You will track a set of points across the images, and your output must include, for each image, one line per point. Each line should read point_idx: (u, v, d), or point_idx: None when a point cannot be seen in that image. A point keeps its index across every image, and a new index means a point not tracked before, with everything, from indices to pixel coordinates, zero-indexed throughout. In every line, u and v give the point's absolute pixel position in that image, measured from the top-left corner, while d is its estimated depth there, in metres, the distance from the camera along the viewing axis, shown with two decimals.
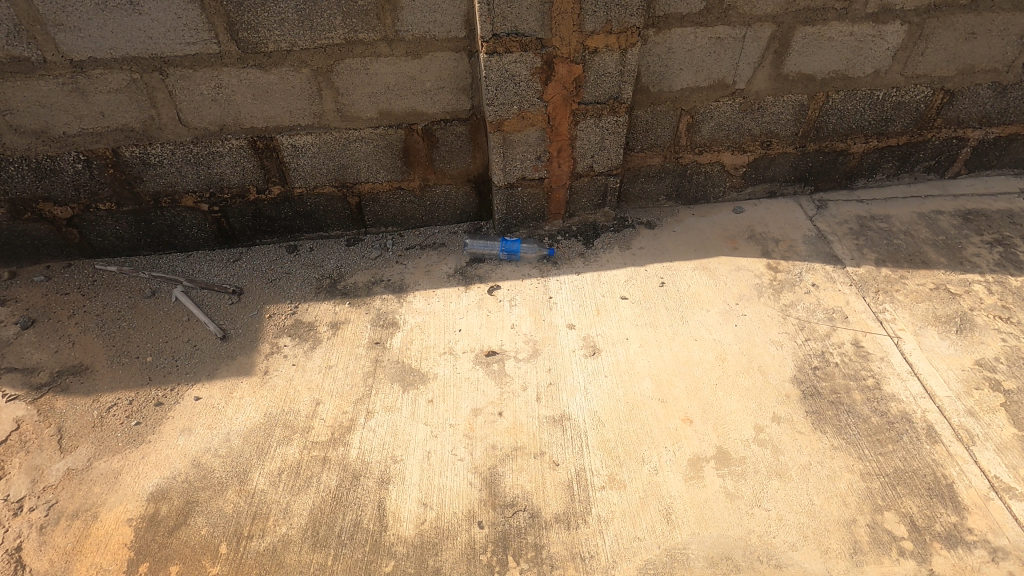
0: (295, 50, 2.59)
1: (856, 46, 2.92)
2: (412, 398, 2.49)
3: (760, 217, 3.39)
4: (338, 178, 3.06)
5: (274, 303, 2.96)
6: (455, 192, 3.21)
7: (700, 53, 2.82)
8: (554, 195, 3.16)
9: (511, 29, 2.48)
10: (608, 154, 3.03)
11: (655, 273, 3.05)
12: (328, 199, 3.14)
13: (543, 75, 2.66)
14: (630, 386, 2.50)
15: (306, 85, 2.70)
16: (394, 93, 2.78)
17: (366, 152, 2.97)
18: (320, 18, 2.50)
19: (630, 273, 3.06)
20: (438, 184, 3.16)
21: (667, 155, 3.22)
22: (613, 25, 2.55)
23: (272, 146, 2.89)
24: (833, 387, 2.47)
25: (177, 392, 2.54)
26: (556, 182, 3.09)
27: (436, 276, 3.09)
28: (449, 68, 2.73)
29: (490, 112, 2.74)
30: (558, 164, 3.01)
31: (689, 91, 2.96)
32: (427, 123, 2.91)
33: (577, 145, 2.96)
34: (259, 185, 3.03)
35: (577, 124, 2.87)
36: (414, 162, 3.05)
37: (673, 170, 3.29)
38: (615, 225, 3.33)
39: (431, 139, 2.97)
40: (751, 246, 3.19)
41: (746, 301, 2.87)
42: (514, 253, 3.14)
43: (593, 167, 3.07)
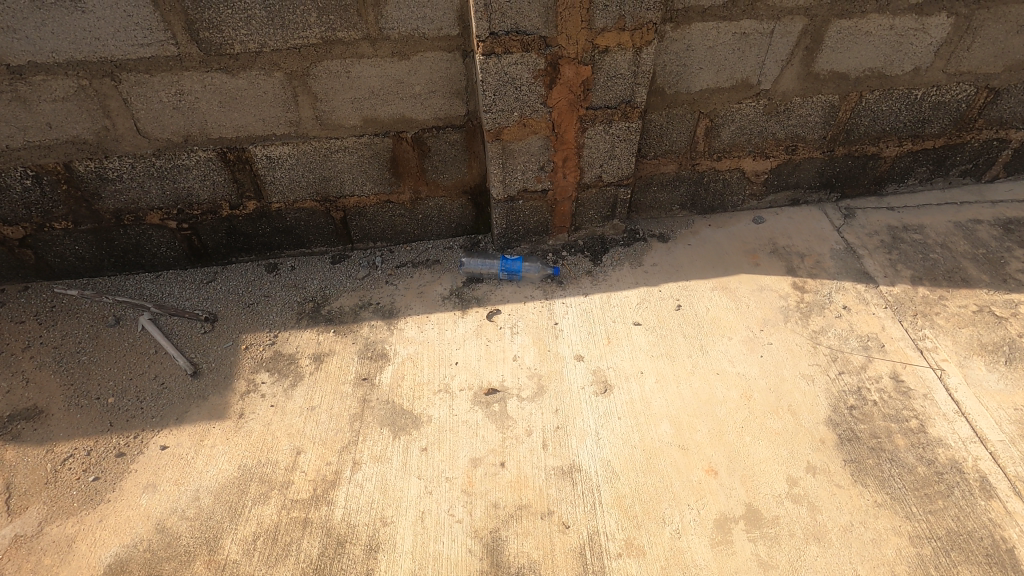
0: (264, 51, 2.27)
1: (896, 42, 2.61)
2: (403, 445, 2.23)
3: (782, 227, 3.11)
4: (320, 191, 2.76)
5: (252, 331, 2.69)
6: (450, 205, 2.92)
7: (723, 50, 2.51)
8: (559, 208, 2.86)
9: (511, 26, 2.17)
10: (619, 163, 2.73)
11: (670, 294, 2.78)
12: (309, 214, 2.85)
13: (547, 78, 2.35)
14: (647, 430, 2.25)
15: (279, 91, 2.39)
16: (379, 98, 2.47)
17: (350, 163, 2.67)
18: (291, 15, 2.18)
19: (643, 294, 2.79)
20: (431, 196, 2.87)
21: (682, 161, 2.92)
22: (626, 21, 2.24)
23: (244, 158, 2.58)
24: (872, 430, 2.22)
25: (141, 440, 2.27)
26: (561, 194, 2.80)
27: (429, 299, 2.81)
28: (442, 69, 2.42)
29: (488, 119, 2.43)
30: (563, 174, 2.72)
31: (709, 93, 2.66)
32: (417, 131, 2.60)
33: (585, 154, 2.66)
34: (233, 200, 2.73)
35: (585, 131, 2.57)
36: (404, 173, 2.75)
37: (689, 177, 2.99)
38: (625, 238, 3.05)
39: (422, 148, 2.66)
40: (774, 262, 2.92)
41: (772, 327, 2.60)
42: (516, 272, 2.85)
43: (601, 177, 2.77)
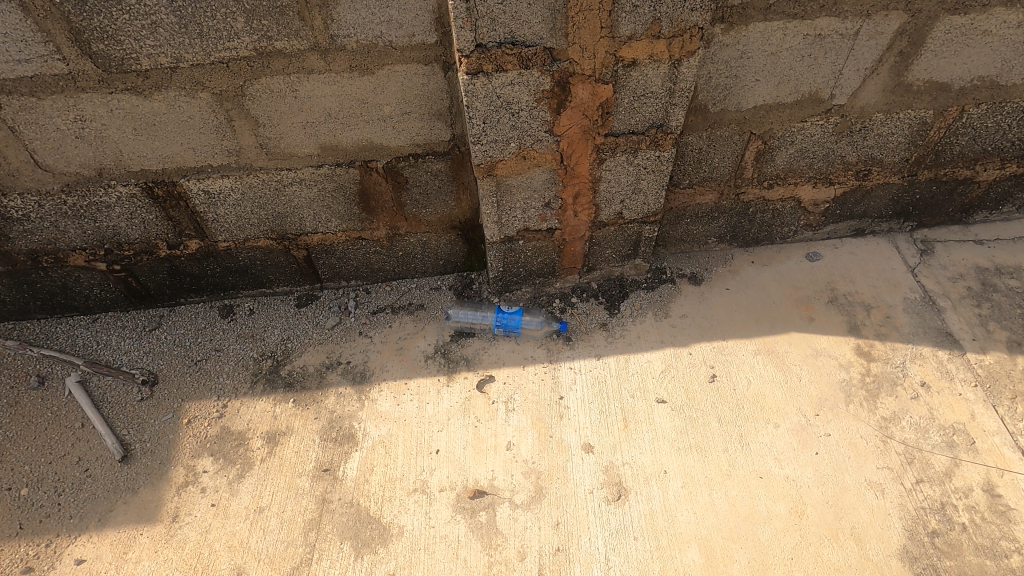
0: (182, 66, 1.73)
1: (1020, 43, 1.97)
2: (366, 569, 1.82)
3: (844, 267, 2.53)
4: (275, 228, 2.26)
5: (197, 399, 2.25)
6: (435, 241, 2.40)
7: (789, 58, 1.90)
8: (568, 249, 2.33)
9: (505, 36, 1.60)
10: (644, 198, 2.17)
11: (702, 358, 2.27)
12: (265, 252, 2.36)
13: (554, 101, 1.78)
14: (670, 559, 1.79)
15: (209, 115, 1.86)
16: (339, 122, 1.93)
17: (308, 197, 2.15)
18: (210, 20, 1.63)
19: (668, 359, 2.28)
20: (412, 232, 2.35)
21: (724, 190, 2.34)
22: (662, 26, 1.65)
23: (176, 193, 2.08)
24: (960, 570, 1.74)
25: (54, 550, 1.89)
26: (571, 233, 2.26)
27: (409, 358, 2.34)
28: (417, 86, 1.86)
29: (477, 152, 1.88)
30: (573, 212, 2.17)
31: (765, 110, 2.06)
32: (390, 160, 2.06)
33: (601, 188, 2.10)
34: (170, 239, 2.25)
35: (603, 163, 2.01)
36: (377, 207, 2.22)
37: (730, 208, 2.42)
38: (648, 279, 2.52)
39: (397, 179, 2.13)
40: (833, 316, 2.37)
41: (830, 411, 2.09)
42: (515, 327, 2.37)
43: (622, 214, 2.22)
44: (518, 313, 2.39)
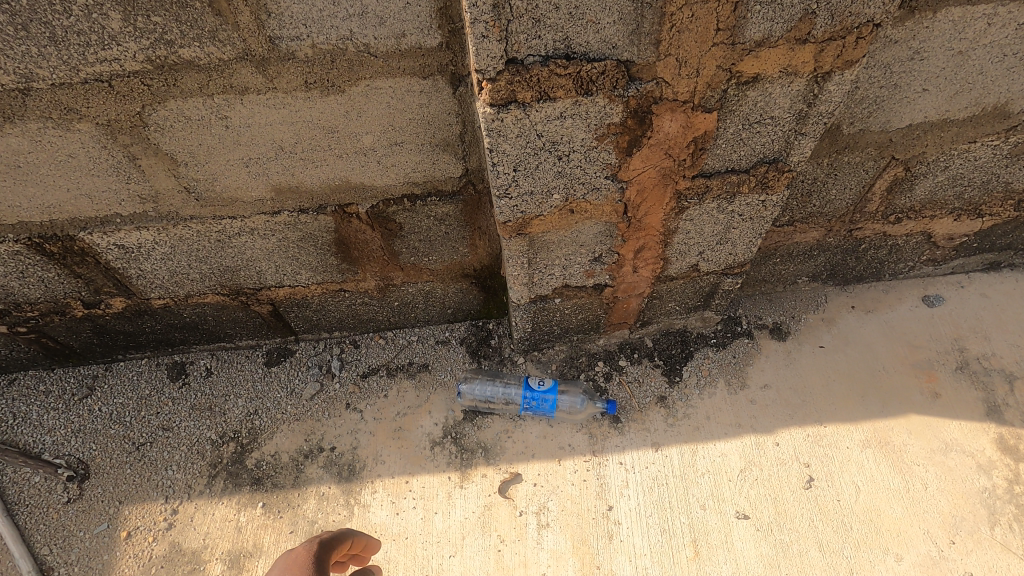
0: (37, 87, 1.09)
1: None
2: None
3: (974, 315, 1.94)
4: (226, 283, 1.67)
5: (139, 501, 1.75)
6: (442, 290, 1.82)
7: (983, 58, 1.25)
8: (619, 305, 1.75)
9: (559, 47, 0.98)
10: (731, 247, 1.57)
11: (794, 452, 1.73)
12: (219, 308, 1.79)
13: (625, 138, 1.16)
14: None
15: (99, 152, 1.24)
16: (299, 157, 1.32)
17: (266, 248, 1.55)
18: (62, 16, 0.98)
19: (749, 451, 1.74)
20: (411, 282, 1.77)
21: (832, 226, 1.73)
22: (815, 23, 1.00)
23: (79, 248, 1.48)
24: None
25: None
26: (626, 290, 1.67)
27: (410, 444, 1.81)
28: (410, 108, 1.24)
29: (503, 206, 1.27)
30: (632, 268, 1.58)
31: (923, 129, 1.41)
32: (376, 203, 1.45)
33: (675, 239, 1.49)
34: (86, 298, 1.67)
35: (682, 212, 1.40)
36: (363, 257, 1.63)
37: (836, 246, 1.81)
38: (718, 332, 1.94)
39: (388, 226, 1.53)
40: (963, 390, 1.80)
41: (968, 539, 1.57)
42: (551, 410, 1.81)
43: (697, 265, 1.62)
44: (552, 391, 1.81)
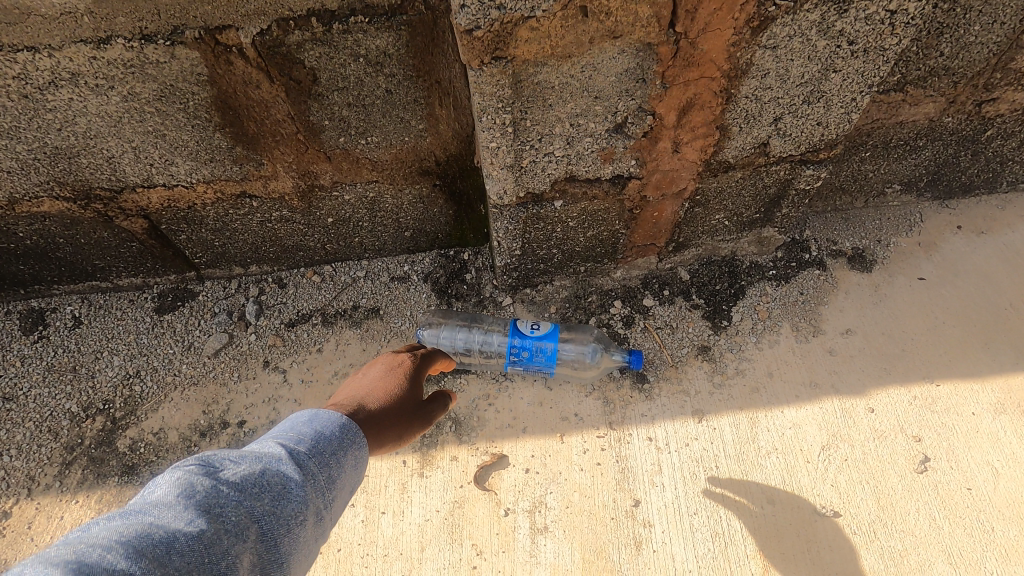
0: None
1: None
2: None
3: None
4: (65, 181, 1.12)
5: None
6: (394, 199, 1.28)
7: None
8: (647, 215, 1.21)
9: None
10: (822, 112, 1.03)
11: (897, 422, 1.22)
12: (68, 225, 1.23)
13: None
14: None
15: None
16: None
17: (107, 116, 1.00)
18: None
19: (831, 422, 1.23)
20: (347, 184, 1.21)
21: (958, 95, 1.19)
22: None
23: None
24: None
25: None
26: (660, 188, 1.13)
27: None
28: None
29: None
30: (672, 145, 1.04)
31: None
32: (268, 26, 0.89)
33: (743, 88, 0.96)
34: None
35: (764, 28, 0.86)
36: (266, 136, 1.08)
37: (954, 131, 1.27)
38: (778, 261, 1.41)
39: (295, 76, 0.98)
40: None
41: None
42: (552, 364, 1.24)
43: (768, 144, 1.08)
44: (552, 338, 1.23)
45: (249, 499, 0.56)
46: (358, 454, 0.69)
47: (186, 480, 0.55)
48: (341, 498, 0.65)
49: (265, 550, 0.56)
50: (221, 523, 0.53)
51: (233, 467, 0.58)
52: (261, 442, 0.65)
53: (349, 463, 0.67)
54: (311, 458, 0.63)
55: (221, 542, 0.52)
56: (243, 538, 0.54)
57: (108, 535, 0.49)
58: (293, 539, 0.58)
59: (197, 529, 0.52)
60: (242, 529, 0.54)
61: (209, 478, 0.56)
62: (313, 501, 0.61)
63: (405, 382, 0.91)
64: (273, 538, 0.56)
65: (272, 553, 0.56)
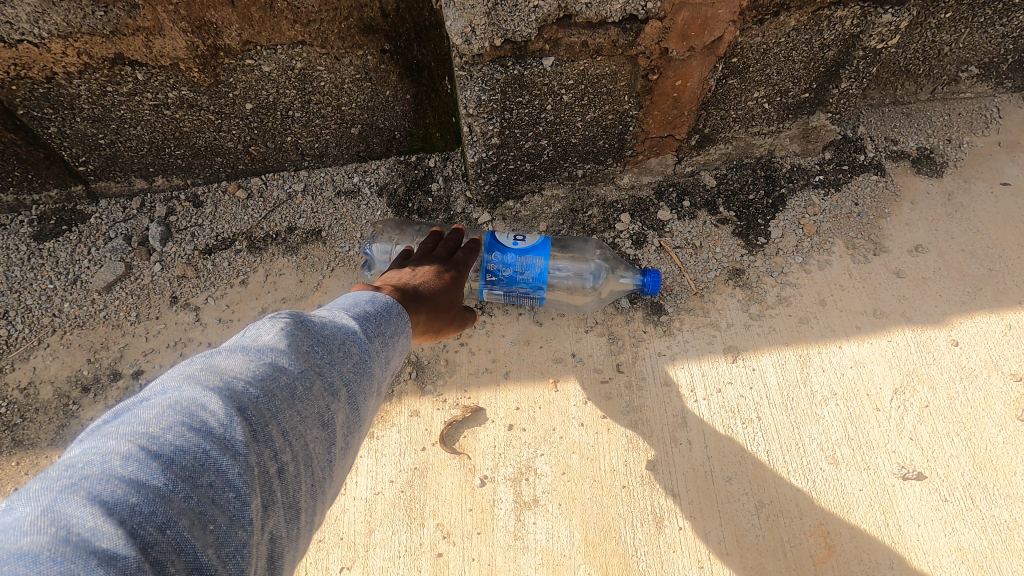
0: None
1: None
2: None
3: None
4: None
5: None
6: (330, 74, 0.96)
7: None
8: (667, 85, 0.91)
9: None
10: None
11: (990, 359, 0.94)
12: None
13: None
14: None
15: None
16: None
17: None
18: None
19: (906, 359, 0.94)
20: (262, 46, 0.90)
21: None
22: None
23: None
24: None
25: None
26: (689, 37, 0.82)
27: None
28: None
29: None
30: None
31: None
32: None
33: None
34: None
35: None
36: None
37: None
38: (827, 163, 1.11)
39: None
40: None
41: None
42: (540, 288, 0.92)
43: None
44: (539, 254, 0.90)
45: (338, 360, 0.49)
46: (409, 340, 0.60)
47: (280, 333, 0.48)
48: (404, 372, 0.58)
49: (353, 413, 0.50)
50: (320, 380, 0.47)
51: (319, 326, 0.51)
52: (334, 306, 0.57)
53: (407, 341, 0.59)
54: (379, 326, 0.55)
55: (321, 394, 0.47)
56: (336, 399, 0.48)
57: (219, 374, 0.44)
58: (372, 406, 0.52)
59: (300, 379, 0.46)
60: (336, 388, 0.48)
61: (303, 335, 0.49)
62: (386, 373, 0.55)
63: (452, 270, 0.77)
64: (360, 402, 0.50)
65: (360, 415, 0.51)
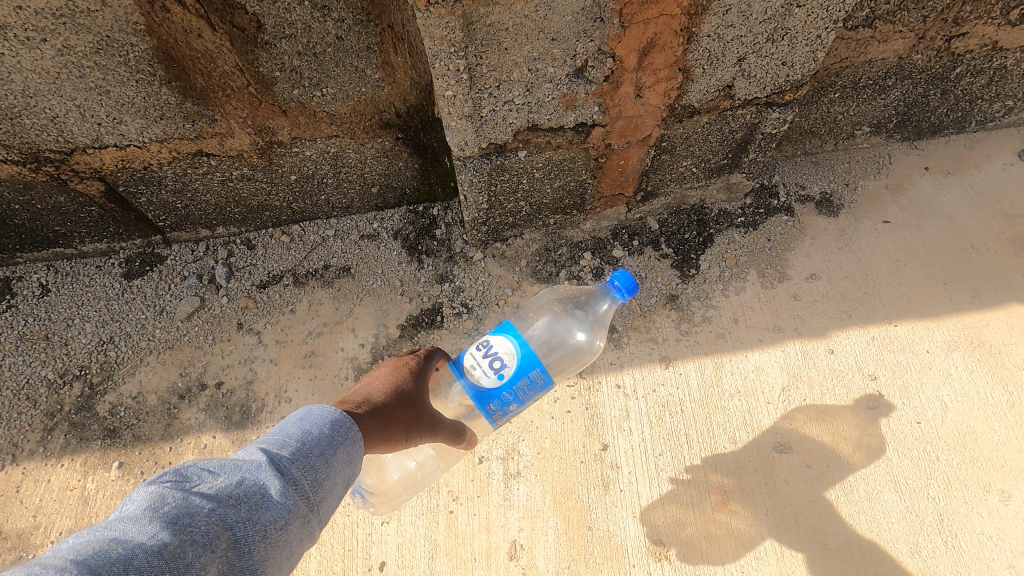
0: None
1: None
2: None
3: None
4: (10, 143, 1.08)
5: None
6: (355, 154, 1.25)
7: None
8: (614, 164, 1.20)
9: None
10: (787, 49, 1.00)
11: (855, 362, 1.26)
12: (20, 189, 1.20)
13: None
14: None
15: None
16: None
17: (41, 71, 0.95)
18: None
19: (794, 364, 1.26)
20: (306, 139, 1.18)
21: (930, 29, 1.15)
22: None
23: None
24: None
25: None
26: (625, 135, 1.11)
27: (326, 374, 1.30)
28: None
29: None
30: (635, 90, 1.01)
31: None
32: None
33: (703, 28, 0.92)
34: None
35: None
36: (213, 89, 1.03)
37: (923, 68, 1.25)
38: (748, 208, 1.41)
39: (238, 21, 0.93)
40: None
41: None
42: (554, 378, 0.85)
43: (733, 87, 1.06)
44: (530, 364, 0.82)
45: (224, 506, 0.55)
46: (344, 463, 0.65)
47: (155, 492, 0.53)
48: (329, 497, 0.63)
49: (236, 557, 0.53)
50: (188, 534, 0.51)
51: (206, 478, 0.57)
52: (245, 453, 0.62)
53: (338, 463, 0.64)
54: (294, 463, 0.61)
55: (183, 553, 0.50)
56: (211, 550, 0.52)
57: (72, 552, 0.46)
58: (272, 545, 0.56)
59: (159, 542, 0.49)
60: (212, 538, 0.52)
61: (181, 491, 0.54)
62: (293, 512, 0.59)
63: (411, 383, 0.83)
64: (248, 545, 0.54)
65: (243, 564, 0.54)
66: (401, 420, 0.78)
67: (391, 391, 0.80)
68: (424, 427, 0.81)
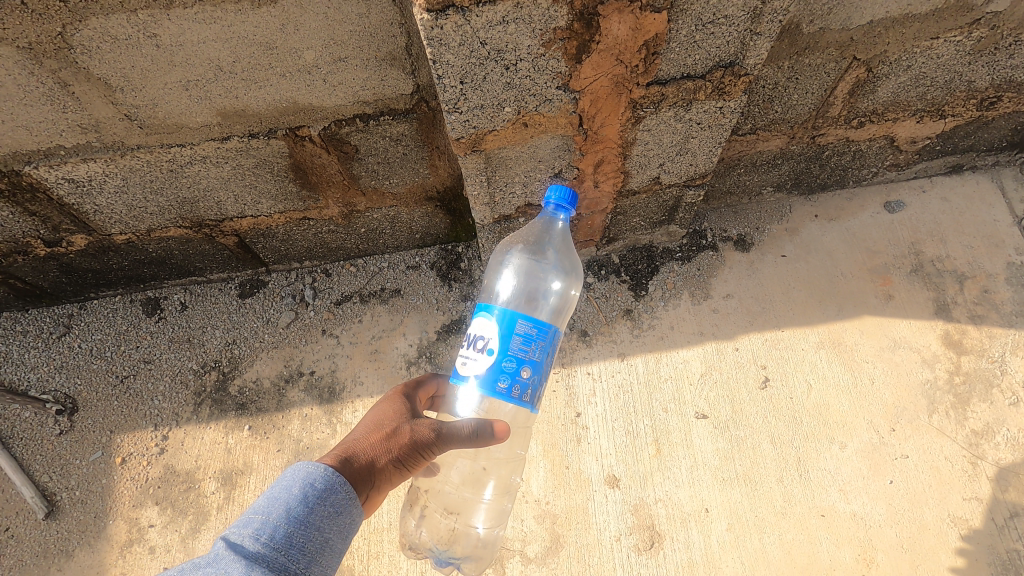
0: None
1: None
2: None
3: (932, 219, 1.97)
4: (187, 215, 1.66)
5: (130, 431, 1.84)
6: (407, 215, 1.82)
7: None
8: (584, 223, 1.76)
9: None
10: (692, 157, 1.55)
11: (752, 356, 1.82)
12: (183, 242, 1.78)
13: (573, 44, 1.10)
14: None
15: (28, 83, 1.18)
16: (240, 77, 1.25)
17: (220, 178, 1.52)
18: None
19: (709, 357, 1.83)
20: (376, 208, 1.76)
21: (797, 133, 1.70)
22: None
23: (27, 185, 1.44)
24: None
25: None
26: (590, 207, 1.67)
27: (386, 365, 1.88)
28: (350, 19, 1.16)
29: (454, 123, 1.24)
30: (594, 184, 1.56)
31: (885, 25, 1.37)
32: (328, 124, 1.40)
33: (634, 151, 1.47)
34: (46, 236, 1.65)
35: (639, 121, 1.36)
36: (321, 182, 1.60)
37: (799, 154, 1.81)
38: (683, 245, 1.98)
39: (343, 149, 1.49)
40: (918, 292, 1.87)
41: (908, 426, 1.71)
42: (536, 329, 1.12)
43: (660, 179, 1.61)
44: (513, 319, 1.12)
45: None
46: (320, 513, 0.97)
47: None
48: (302, 544, 0.91)
49: None
50: None
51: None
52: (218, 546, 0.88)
53: (308, 519, 0.94)
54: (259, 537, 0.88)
55: None
56: None
57: None
58: None
59: None
60: None
61: None
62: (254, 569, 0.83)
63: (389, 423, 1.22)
64: None
65: None
66: (385, 445, 1.16)
67: (377, 432, 1.20)
68: (408, 446, 1.19)
